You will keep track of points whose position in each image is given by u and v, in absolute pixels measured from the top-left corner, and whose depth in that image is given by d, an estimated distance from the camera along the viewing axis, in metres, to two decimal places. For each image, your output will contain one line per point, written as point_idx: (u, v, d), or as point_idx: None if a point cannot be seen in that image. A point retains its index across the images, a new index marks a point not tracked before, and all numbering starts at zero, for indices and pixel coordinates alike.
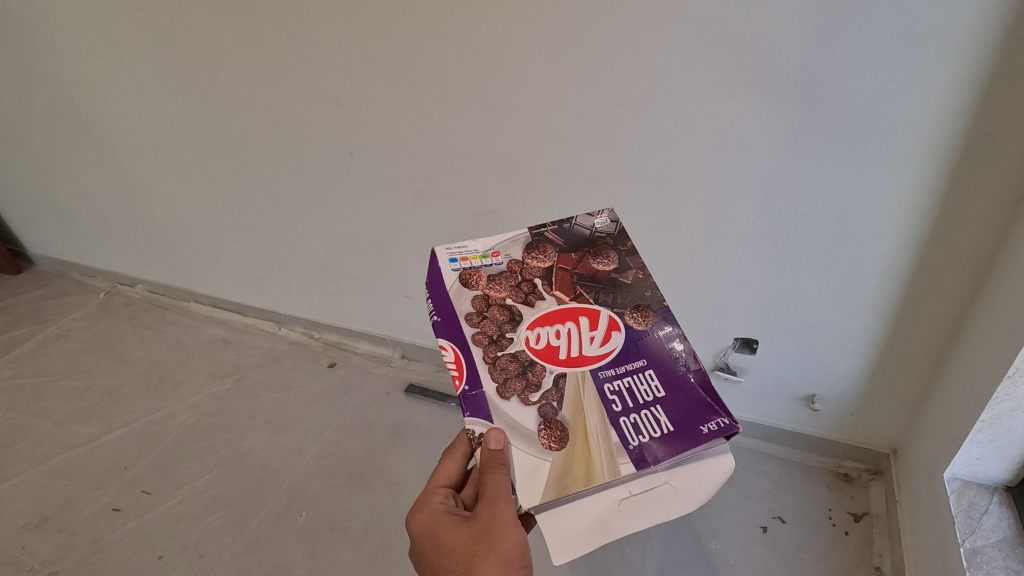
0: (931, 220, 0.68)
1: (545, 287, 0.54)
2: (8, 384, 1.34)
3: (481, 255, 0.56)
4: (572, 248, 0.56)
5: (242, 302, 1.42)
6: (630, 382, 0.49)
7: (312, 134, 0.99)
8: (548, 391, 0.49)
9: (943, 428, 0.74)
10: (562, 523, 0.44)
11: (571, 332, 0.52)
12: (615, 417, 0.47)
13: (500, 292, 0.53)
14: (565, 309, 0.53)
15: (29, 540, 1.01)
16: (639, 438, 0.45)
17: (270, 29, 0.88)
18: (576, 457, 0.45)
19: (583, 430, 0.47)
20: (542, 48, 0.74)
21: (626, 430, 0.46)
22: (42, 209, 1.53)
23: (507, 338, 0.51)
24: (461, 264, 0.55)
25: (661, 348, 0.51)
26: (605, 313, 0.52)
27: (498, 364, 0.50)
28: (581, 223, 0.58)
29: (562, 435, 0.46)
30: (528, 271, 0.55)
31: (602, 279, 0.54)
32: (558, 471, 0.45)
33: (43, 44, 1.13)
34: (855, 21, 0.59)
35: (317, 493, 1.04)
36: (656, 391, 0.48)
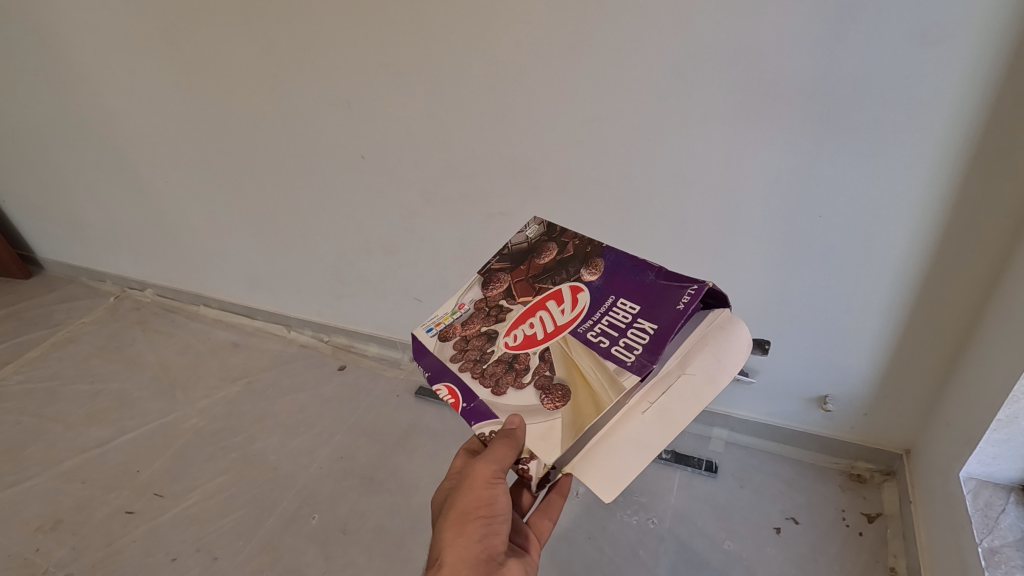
0: (947, 217, 0.68)
1: (510, 301, 0.55)
2: (20, 387, 1.34)
3: (449, 313, 0.57)
4: (518, 262, 0.58)
5: (251, 306, 1.43)
6: (608, 319, 0.51)
7: (324, 138, 1.00)
8: (539, 366, 0.49)
9: (958, 428, 0.74)
10: (601, 457, 0.45)
11: (544, 318, 0.53)
12: (608, 352, 0.48)
13: (474, 327, 0.55)
14: (530, 308, 0.54)
15: (43, 543, 1.02)
16: (633, 354, 0.47)
17: (283, 35, 0.89)
18: (582, 398, 0.46)
19: (580, 376, 0.47)
20: (555, 51, 0.74)
21: (620, 355, 0.47)
22: (53, 214, 1.54)
23: (488, 353, 0.52)
24: (435, 330, 0.56)
25: (620, 276, 0.53)
26: (564, 287, 0.54)
27: (487, 374, 0.51)
28: (515, 242, 0.61)
29: (563, 392, 0.47)
30: (492, 299, 0.56)
31: (553, 266, 0.56)
32: (569, 418, 0.46)
33: (56, 51, 1.14)
34: (871, 14, 0.59)
35: (329, 495, 1.05)
36: (631, 311, 0.50)
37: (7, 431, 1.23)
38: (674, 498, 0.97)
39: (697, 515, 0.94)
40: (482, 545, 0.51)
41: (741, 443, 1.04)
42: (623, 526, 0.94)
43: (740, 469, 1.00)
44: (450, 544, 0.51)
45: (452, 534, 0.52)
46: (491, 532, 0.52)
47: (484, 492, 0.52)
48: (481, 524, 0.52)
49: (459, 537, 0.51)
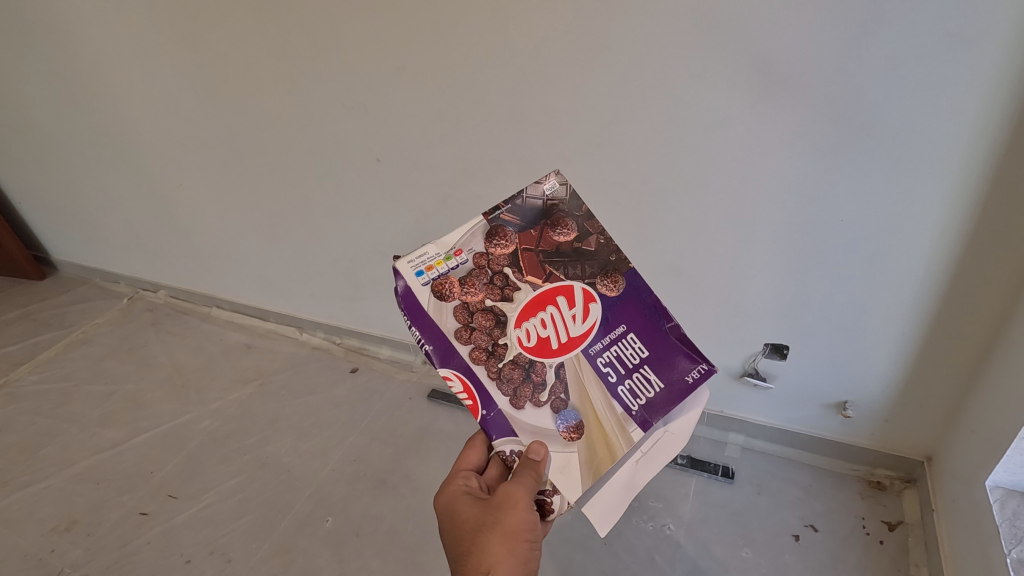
0: (972, 222, 0.68)
1: (517, 275, 0.54)
2: (35, 388, 1.35)
3: (444, 259, 0.54)
4: (529, 226, 0.55)
5: (264, 308, 1.43)
6: (617, 350, 0.56)
7: (339, 140, 1.00)
8: (554, 385, 0.56)
9: (983, 436, 0.73)
10: (599, 494, 0.58)
11: (555, 318, 0.55)
12: (614, 388, 0.56)
13: (477, 296, 0.54)
14: (540, 297, 0.55)
15: (58, 543, 1.02)
16: (638, 402, 0.55)
17: (299, 35, 0.89)
18: (596, 443, 0.56)
19: (593, 411, 0.56)
20: (574, 53, 0.74)
21: (626, 398, 0.55)
22: (68, 216, 1.55)
23: (501, 346, 0.55)
24: (428, 275, 0.54)
25: (634, 305, 0.55)
26: (580, 286, 0.55)
27: (501, 376, 0.55)
28: (531, 194, 0.55)
29: (579, 425, 0.56)
30: (496, 263, 0.54)
31: (568, 253, 0.55)
32: (586, 460, 0.56)
33: (73, 53, 1.15)
34: (896, 20, 0.59)
35: (343, 498, 1.04)
36: (640, 353, 0.56)
37: (22, 431, 1.24)
38: (691, 504, 0.96)
39: (713, 522, 0.94)
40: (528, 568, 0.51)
41: (758, 449, 1.03)
42: (639, 532, 0.93)
43: (757, 475, 0.99)
44: (498, 563, 0.50)
45: (497, 551, 0.51)
46: (534, 553, 0.53)
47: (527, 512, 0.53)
48: (526, 546, 0.52)
49: (508, 559, 0.51)
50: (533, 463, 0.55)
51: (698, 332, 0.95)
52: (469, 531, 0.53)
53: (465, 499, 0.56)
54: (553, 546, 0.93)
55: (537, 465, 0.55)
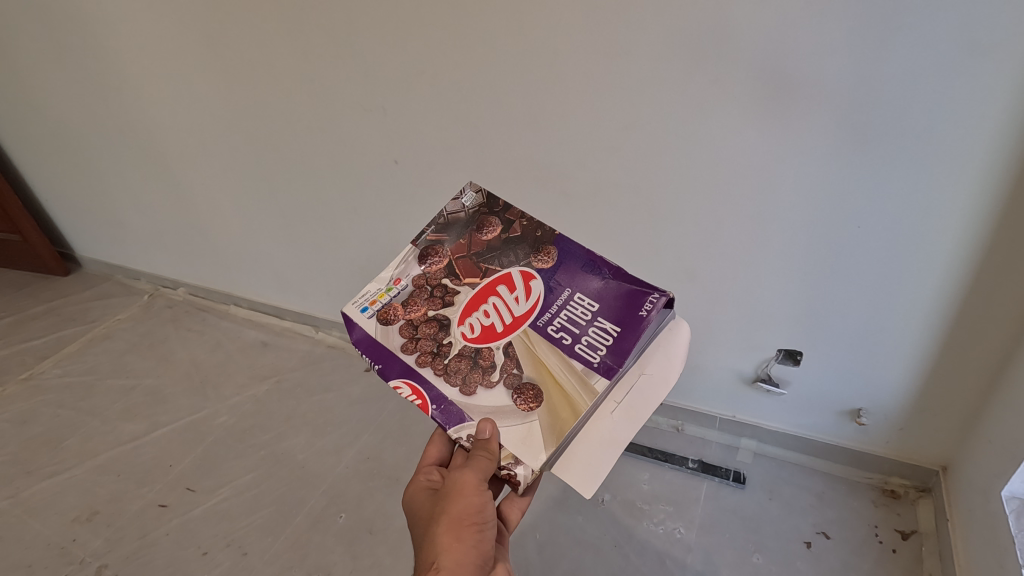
0: (990, 229, 0.67)
1: (454, 282, 0.60)
2: (58, 381, 1.39)
3: (385, 291, 0.60)
4: (458, 236, 0.62)
5: (280, 306, 1.45)
6: (567, 313, 0.58)
7: (358, 142, 1.01)
8: (505, 363, 0.57)
9: (1000, 446, 0.73)
10: (575, 453, 0.54)
11: (497, 305, 0.59)
12: (571, 349, 0.56)
13: (419, 310, 0.59)
14: (478, 292, 0.60)
15: (79, 533, 1.05)
16: (598, 354, 0.56)
17: (322, 40, 0.91)
18: (558, 403, 0.55)
19: (550, 375, 0.56)
20: (591, 59, 0.75)
21: (586, 354, 0.56)
22: (93, 214, 1.59)
23: (446, 345, 0.57)
24: (372, 309, 0.60)
25: (572, 266, 0.59)
26: (515, 272, 0.60)
27: (450, 370, 0.57)
28: (452, 210, 0.63)
29: (537, 392, 0.55)
30: (434, 278, 0.60)
31: (498, 245, 0.61)
32: (549, 421, 0.54)
33: (102, 56, 1.18)
34: (915, 29, 0.59)
35: (356, 495, 1.06)
36: (591, 308, 0.58)
37: (46, 423, 1.27)
38: (701, 508, 0.96)
39: (724, 527, 0.93)
40: (476, 551, 0.52)
41: (770, 454, 1.02)
42: (650, 536, 0.93)
43: (769, 480, 0.99)
44: (444, 551, 0.51)
45: (444, 537, 0.52)
46: (483, 537, 0.53)
47: (477, 498, 0.54)
48: (474, 530, 0.53)
49: (453, 543, 0.51)
50: (483, 443, 0.54)
51: (711, 337, 0.95)
52: (423, 525, 0.55)
53: (424, 495, 0.59)
54: (563, 547, 0.93)
55: (488, 444, 0.54)
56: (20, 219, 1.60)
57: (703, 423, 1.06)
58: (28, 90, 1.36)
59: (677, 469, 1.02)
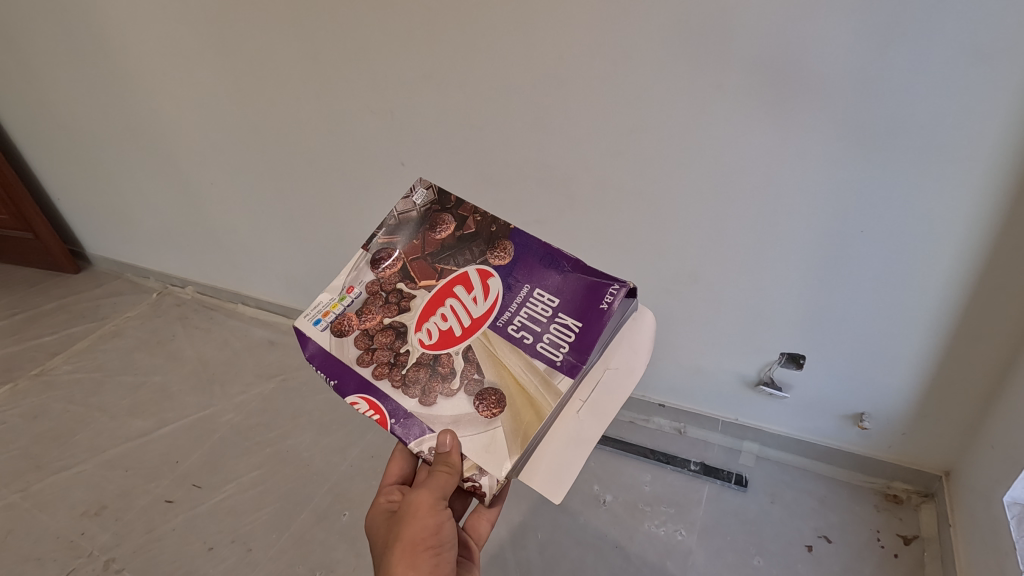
0: (991, 234, 0.67)
1: (410, 285, 0.58)
2: (69, 377, 1.41)
3: (337, 301, 0.59)
4: (411, 237, 0.60)
5: (287, 305, 1.47)
6: (527, 311, 0.57)
7: (366, 144, 1.03)
8: (464, 368, 0.56)
9: (1002, 452, 0.73)
10: (543, 456, 0.54)
11: (455, 307, 0.58)
12: (534, 349, 0.55)
13: (374, 319, 0.58)
14: (435, 295, 0.58)
15: (88, 527, 1.06)
16: (561, 352, 0.54)
17: (331, 43, 0.92)
18: (521, 408, 0.53)
19: (513, 378, 0.55)
20: (596, 64, 0.75)
21: (548, 352, 0.55)
22: (104, 213, 1.61)
23: (403, 354, 0.57)
24: (325, 321, 0.58)
25: (529, 262, 0.58)
26: (471, 271, 0.58)
27: (408, 380, 0.56)
28: (403, 210, 0.60)
29: (501, 397, 0.54)
30: (388, 283, 0.59)
31: (453, 243, 0.59)
32: (512, 426, 0.53)
33: (114, 58, 1.20)
34: (915, 36, 0.59)
35: (359, 493, 1.07)
36: (551, 304, 0.57)
37: (57, 418, 1.29)
38: (702, 511, 0.96)
39: (724, 530, 0.94)
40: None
41: (772, 458, 1.02)
42: (651, 537, 0.94)
43: (771, 484, 0.99)
44: None
45: (399, 564, 0.53)
46: (440, 559, 0.55)
47: (431, 520, 0.56)
48: (430, 554, 0.55)
49: (409, 570, 0.53)
50: (444, 456, 0.54)
51: (714, 340, 0.95)
52: (381, 549, 0.56)
53: (382, 517, 0.60)
54: (564, 547, 0.94)
55: (448, 457, 0.54)
56: (33, 217, 1.63)
57: (707, 426, 1.06)
58: (42, 90, 1.38)
59: (678, 472, 1.02)
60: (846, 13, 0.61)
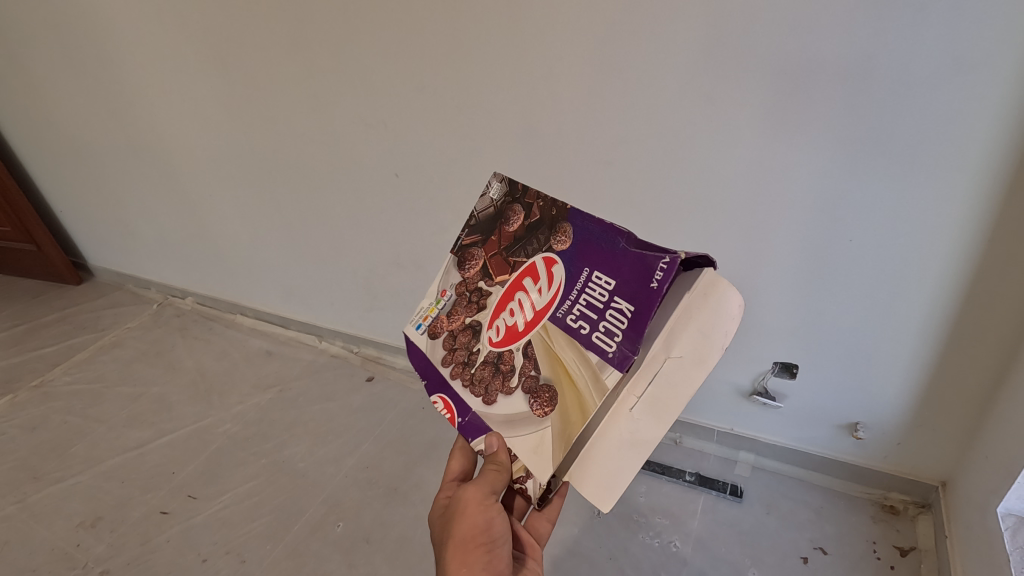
0: (982, 242, 0.67)
1: (487, 283, 0.53)
2: (68, 388, 1.41)
3: (433, 304, 0.56)
4: (488, 234, 0.54)
5: (286, 316, 1.48)
6: (584, 297, 0.48)
7: (359, 157, 1.04)
8: (523, 365, 0.50)
9: (996, 462, 0.72)
10: (593, 460, 0.47)
11: (522, 303, 0.51)
12: (589, 340, 0.47)
13: (459, 319, 0.55)
14: (507, 290, 0.52)
15: (83, 538, 1.06)
16: (612, 342, 0.46)
17: (324, 56, 0.94)
18: (569, 401, 0.48)
19: (565, 372, 0.48)
20: (585, 74, 0.76)
21: (602, 343, 0.46)
22: (105, 224, 1.63)
23: (474, 353, 0.53)
24: (422, 326, 0.56)
25: (589, 242, 0.48)
26: (540, 259, 0.51)
27: (476, 378, 0.53)
28: (481, 208, 0.54)
29: (552, 394, 0.49)
30: (472, 283, 0.54)
31: (523, 234, 0.52)
32: (559, 426, 0.48)
33: (115, 72, 1.22)
34: (901, 46, 0.60)
35: (354, 504, 1.07)
36: (607, 285, 0.47)
37: (55, 429, 1.29)
38: (698, 522, 0.96)
39: (720, 541, 0.93)
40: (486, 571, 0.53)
41: (768, 468, 1.02)
42: (646, 549, 0.93)
43: (767, 494, 0.98)
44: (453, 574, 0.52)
45: (453, 562, 0.53)
46: (493, 556, 0.54)
47: (481, 517, 0.55)
48: (482, 551, 0.54)
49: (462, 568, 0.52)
50: (492, 456, 0.53)
51: None
52: (437, 544, 0.57)
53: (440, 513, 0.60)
54: (559, 559, 0.93)
55: (497, 456, 0.53)
56: (35, 229, 1.64)
57: (703, 435, 1.06)
58: (45, 105, 1.40)
59: (674, 482, 1.02)
60: (838, 26, 0.61)
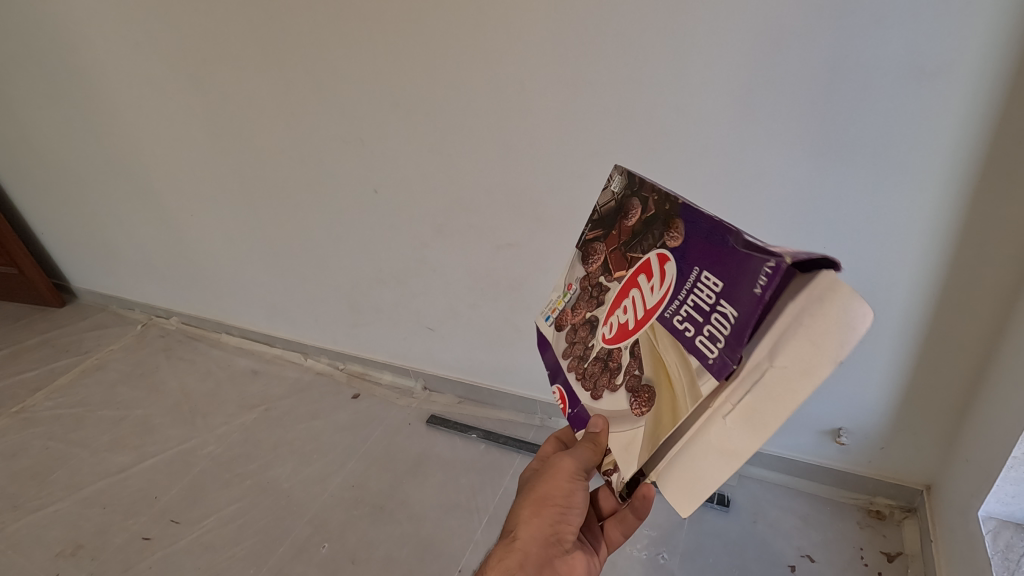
0: (954, 247, 0.68)
1: (607, 275, 0.44)
2: (49, 413, 1.39)
3: (561, 297, 0.51)
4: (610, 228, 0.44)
5: (271, 334, 1.47)
6: (693, 298, 0.34)
7: (337, 174, 1.04)
8: (630, 364, 0.40)
9: (976, 465, 0.72)
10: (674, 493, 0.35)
11: (636, 299, 0.39)
12: (691, 344, 0.33)
13: (579, 311, 0.47)
14: (623, 286, 0.42)
15: (62, 567, 1.04)
16: (714, 350, 0.32)
17: (300, 77, 0.94)
18: (662, 401, 0.36)
19: (666, 377, 0.35)
20: (556, 90, 0.77)
21: (700, 347, 0.32)
22: (88, 246, 1.62)
23: (589, 348, 0.45)
24: (553, 317, 0.51)
25: (700, 240, 0.34)
26: (653, 251, 0.38)
27: (586, 374, 0.45)
28: (603, 202, 0.46)
29: (650, 397, 0.38)
30: (593, 274, 0.46)
31: (639, 229, 0.40)
32: (650, 431, 0.37)
33: (92, 94, 1.21)
34: (864, 52, 0.60)
35: (339, 525, 1.05)
36: (710, 282, 0.32)
37: (36, 456, 1.27)
38: (685, 533, 0.95)
39: (708, 552, 0.92)
40: (552, 530, 0.48)
41: (755, 476, 1.02)
42: (633, 562, 0.92)
43: (754, 502, 0.98)
44: (518, 524, 0.50)
45: (527, 512, 0.50)
46: (563, 520, 0.49)
47: (564, 485, 0.49)
48: (554, 511, 0.49)
49: (529, 518, 0.49)
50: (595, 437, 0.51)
51: None
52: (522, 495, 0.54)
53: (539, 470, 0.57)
54: None
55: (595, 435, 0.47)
56: (16, 252, 1.63)
57: None
58: (22, 126, 1.38)
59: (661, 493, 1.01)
60: (801, 34, 0.62)
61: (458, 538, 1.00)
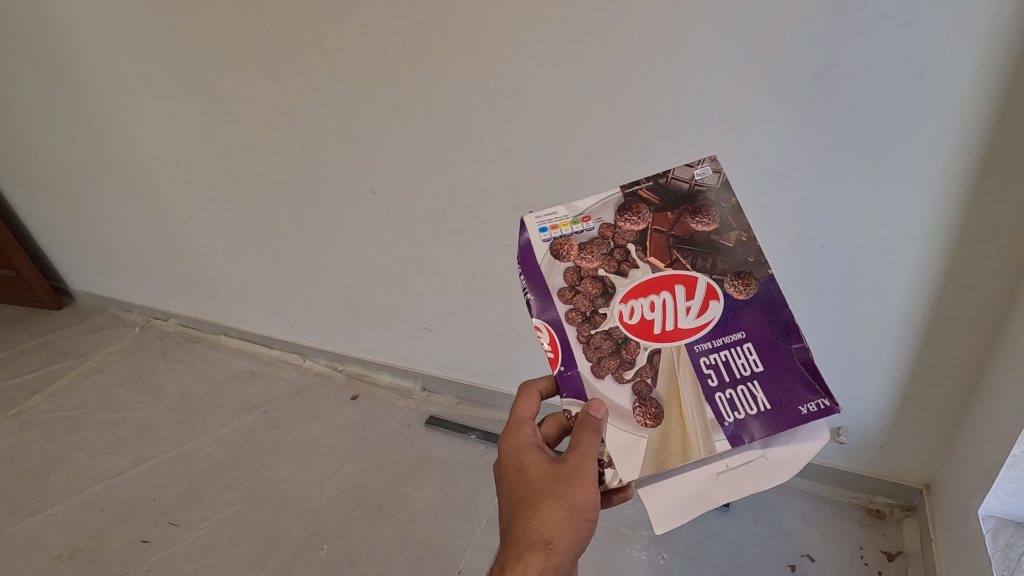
0: (953, 245, 0.68)
1: (640, 253, 0.46)
2: (47, 416, 1.38)
3: (571, 222, 0.48)
4: (669, 205, 0.46)
5: (269, 336, 1.47)
6: (726, 355, 0.45)
7: (334, 175, 1.04)
8: (643, 367, 0.47)
9: (976, 464, 0.72)
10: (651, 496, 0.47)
11: (666, 303, 0.47)
12: (711, 393, 0.46)
13: (592, 263, 0.47)
14: (656, 279, 0.46)
15: (61, 570, 1.04)
16: (734, 415, 0.45)
17: (297, 78, 0.94)
18: (672, 431, 0.46)
19: (679, 410, 0.46)
20: (553, 90, 0.77)
21: (722, 406, 0.45)
22: (85, 248, 1.61)
23: (599, 314, 0.48)
24: (552, 234, 0.48)
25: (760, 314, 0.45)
26: (704, 279, 0.45)
27: (591, 343, 0.48)
28: (677, 175, 0.46)
29: (658, 412, 0.47)
30: (621, 236, 0.47)
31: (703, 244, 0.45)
32: (655, 446, 0.46)
33: (89, 96, 1.21)
34: (863, 49, 0.60)
35: (338, 527, 1.05)
36: (753, 365, 0.45)
37: (34, 458, 1.27)
38: (685, 533, 0.95)
39: (708, 551, 0.92)
40: (578, 539, 0.48)
41: None
42: (633, 562, 0.92)
43: (754, 502, 0.98)
44: (549, 534, 0.47)
45: (554, 522, 0.48)
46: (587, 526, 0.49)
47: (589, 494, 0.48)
48: (582, 522, 0.48)
49: (558, 530, 0.47)
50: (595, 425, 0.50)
51: None
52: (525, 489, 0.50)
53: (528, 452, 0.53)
54: None
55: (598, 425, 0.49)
56: (13, 254, 1.62)
57: None
58: (20, 128, 1.38)
59: None
60: (799, 30, 0.61)
61: (458, 539, 1.00)
